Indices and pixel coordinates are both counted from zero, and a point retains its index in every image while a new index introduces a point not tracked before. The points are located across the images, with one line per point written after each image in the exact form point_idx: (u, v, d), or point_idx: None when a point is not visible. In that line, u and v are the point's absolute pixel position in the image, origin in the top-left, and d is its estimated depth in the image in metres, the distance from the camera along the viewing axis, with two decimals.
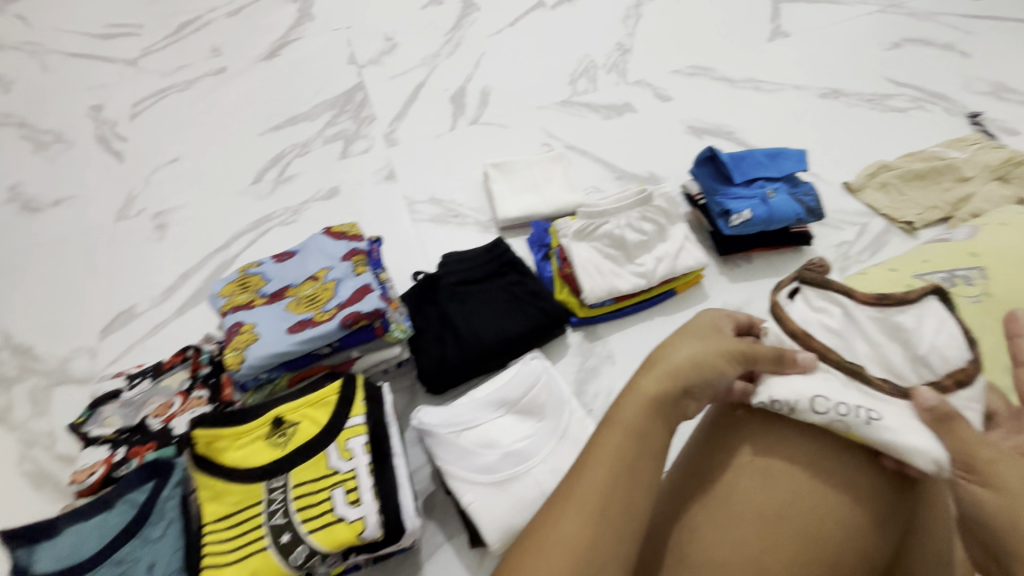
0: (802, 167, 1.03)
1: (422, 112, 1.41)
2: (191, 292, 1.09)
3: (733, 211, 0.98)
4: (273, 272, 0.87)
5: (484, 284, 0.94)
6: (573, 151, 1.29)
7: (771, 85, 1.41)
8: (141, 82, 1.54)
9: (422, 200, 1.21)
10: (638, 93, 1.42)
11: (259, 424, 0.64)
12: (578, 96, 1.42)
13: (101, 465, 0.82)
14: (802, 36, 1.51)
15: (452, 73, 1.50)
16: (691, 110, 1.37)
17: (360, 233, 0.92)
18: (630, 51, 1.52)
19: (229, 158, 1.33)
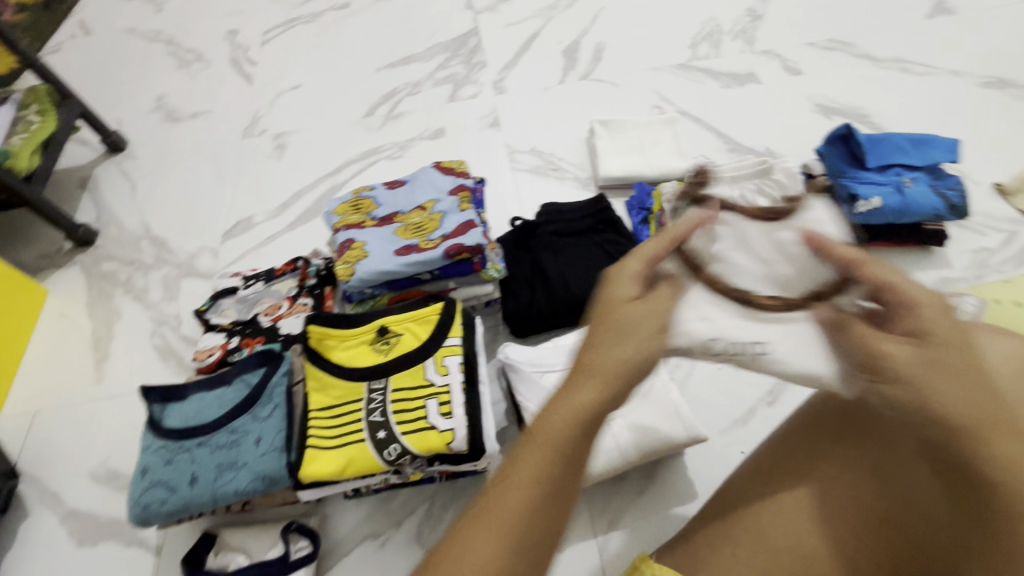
0: (951, 158, 0.92)
1: (533, 63, 1.39)
2: (301, 210, 1.16)
3: (860, 196, 0.90)
4: (384, 197, 0.91)
5: (580, 238, 0.94)
6: (686, 117, 1.23)
7: (922, 68, 1.26)
8: (272, 12, 1.62)
9: (524, 150, 1.21)
10: (765, 63, 1.32)
11: (366, 330, 0.68)
12: (697, 61, 1.35)
13: (219, 348, 0.92)
14: (970, 15, 1.32)
15: (568, 27, 1.46)
16: (823, 87, 1.25)
17: (467, 171, 0.94)
18: (762, 17, 1.40)
19: (345, 90, 1.39)
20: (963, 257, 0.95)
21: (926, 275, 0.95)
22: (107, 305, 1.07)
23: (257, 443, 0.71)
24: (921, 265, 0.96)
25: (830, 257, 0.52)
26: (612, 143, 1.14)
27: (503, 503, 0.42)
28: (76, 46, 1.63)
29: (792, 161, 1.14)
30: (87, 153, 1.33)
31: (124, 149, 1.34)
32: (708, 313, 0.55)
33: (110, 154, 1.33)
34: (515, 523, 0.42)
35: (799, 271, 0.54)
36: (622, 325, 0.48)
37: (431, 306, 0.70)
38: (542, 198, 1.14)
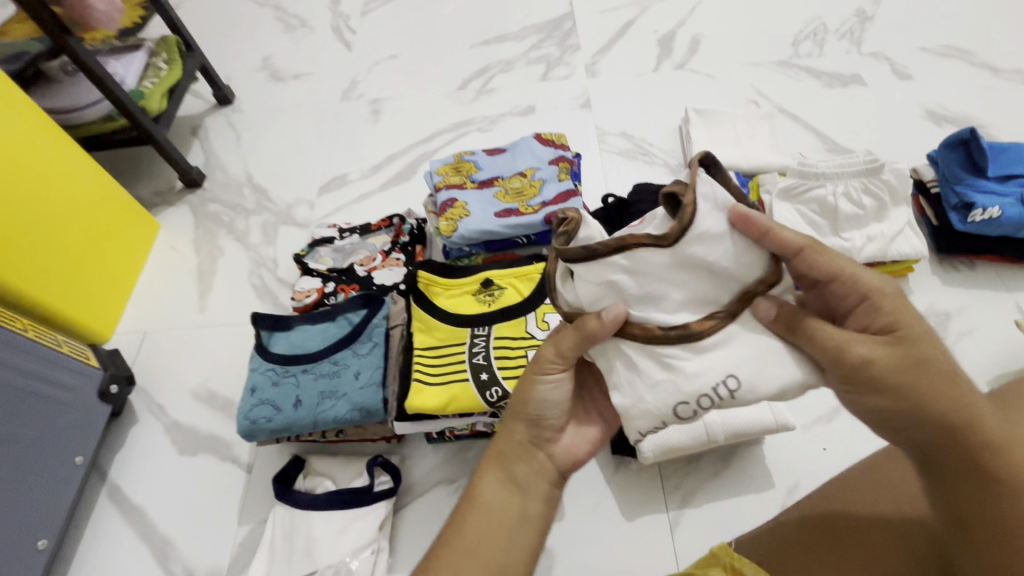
0: None
1: (627, 49, 1.39)
2: (393, 173, 1.21)
3: (976, 205, 0.86)
4: (484, 162, 0.94)
5: None
6: (783, 114, 1.20)
7: None
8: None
9: (614, 133, 1.22)
10: (872, 66, 1.27)
11: (470, 281, 0.71)
12: (799, 59, 1.31)
13: (315, 291, 0.97)
14: None
15: (665, 16, 1.45)
16: (935, 94, 1.20)
17: (566, 144, 0.96)
18: (872, 19, 1.35)
19: (440, 63, 1.44)
20: None
21: None
22: (212, 244, 1.15)
23: (356, 376, 0.75)
24: None
25: (764, 243, 0.46)
26: (707, 132, 1.13)
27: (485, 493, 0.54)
28: (192, 6, 1.74)
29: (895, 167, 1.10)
30: (199, 104, 1.43)
31: (232, 102, 1.42)
32: (654, 377, 0.48)
33: (219, 106, 1.42)
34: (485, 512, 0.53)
35: (717, 282, 0.47)
36: (544, 380, 0.54)
37: (533, 265, 0.72)
38: (629, 181, 1.14)
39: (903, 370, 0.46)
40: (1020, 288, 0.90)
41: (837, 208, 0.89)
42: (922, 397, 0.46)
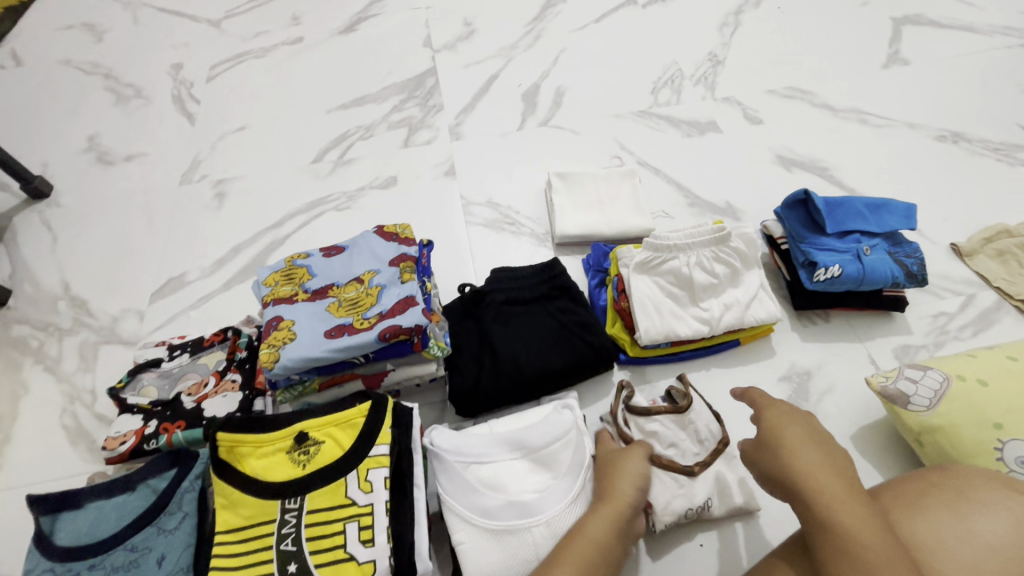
0: (908, 224, 0.90)
1: (491, 106, 1.34)
2: (240, 268, 1.09)
3: (820, 264, 0.87)
4: (320, 267, 0.84)
5: (531, 307, 0.89)
6: (645, 168, 1.20)
7: (879, 120, 1.26)
8: (220, 45, 1.55)
9: (479, 202, 1.16)
10: (725, 111, 1.30)
11: (283, 436, 0.62)
12: (658, 107, 1.32)
13: (133, 435, 0.82)
14: (923, 66, 1.34)
15: (528, 68, 1.42)
16: (783, 138, 1.24)
17: (412, 236, 0.88)
18: (722, 63, 1.39)
19: (293, 133, 1.33)
20: (920, 323, 0.93)
21: (887, 342, 0.92)
22: (14, 378, 0.97)
23: (159, 563, 0.63)
24: (881, 331, 0.93)
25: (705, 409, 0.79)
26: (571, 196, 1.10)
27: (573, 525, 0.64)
28: (4, 77, 1.52)
29: (751, 218, 1.12)
30: (6, 200, 1.23)
31: (48, 195, 1.24)
32: (674, 491, 0.73)
33: (31, 201, 1.23)
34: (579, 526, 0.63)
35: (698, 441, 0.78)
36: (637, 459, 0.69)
37: (354, 411, 0.63)
38: (496, 255, 1.09)
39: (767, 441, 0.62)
40: (870, 337, 0.93)
41: (692, 279, 0.87)
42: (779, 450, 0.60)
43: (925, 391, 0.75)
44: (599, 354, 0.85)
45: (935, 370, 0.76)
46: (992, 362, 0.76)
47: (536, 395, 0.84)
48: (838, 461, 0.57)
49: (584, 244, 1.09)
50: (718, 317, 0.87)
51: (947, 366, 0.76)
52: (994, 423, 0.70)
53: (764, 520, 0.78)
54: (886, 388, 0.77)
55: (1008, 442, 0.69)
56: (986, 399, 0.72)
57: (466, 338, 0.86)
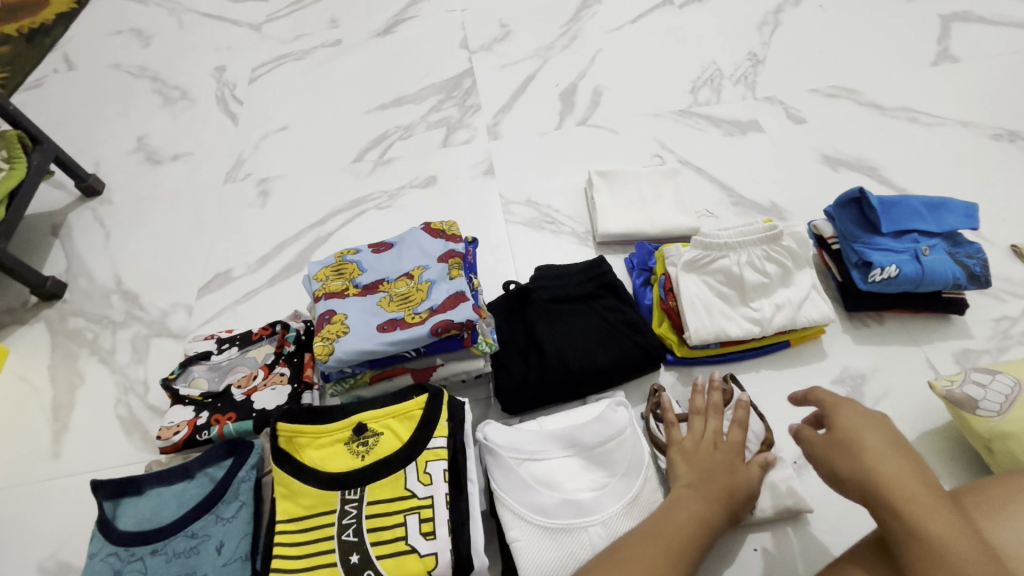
0: (969, 224, 0.87)
1: (528, 106, 1.35)
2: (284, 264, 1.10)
3: (876, 265, 0.85)
4: (369, 262, 0.85)
5: (577, 305, 0.88)
6: (687, 167, 1.19)
7: (929, 118, 1.22)
8: (261, 48, 1.58)
9: (519, 201, 1.16)
10: (767, 110, 1.28)
11: (342, 427, 0.62)
12: (698, 107, 1.30)
13: (185, 425, 0.84)
14: (975, 63, 1.30)
15: (565, 68, 1.42)
16: (828, 137, 1.22)
17: (458, 233, 0.88)
18: (762, 62, 1.37)
19: (334, 133, 1.34)
20: (981, 327, 0.90)
21: (947, 346, 0.89)
22: (70, 368, 1.00)
23: (218, 550, 0.64)
24: (940, 335, 0.90)
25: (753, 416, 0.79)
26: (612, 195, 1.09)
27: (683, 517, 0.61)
28: (57, 81, 1.58)
29: (797, 218, 1.10)
30: (61, 197, 1.27)
31: (100, 193, 1.27)
32: None
33: (85, 198, 1.27)
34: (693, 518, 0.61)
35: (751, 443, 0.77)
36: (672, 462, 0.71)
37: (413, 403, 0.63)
38: (536, 254, 1.09)
39: (838, 443, 0.60)
40: (928, 340, 0.90)
41: (742, 278, 0.86)
42: (855, 451, 0.58)
43: (991, 397, 0.72)
44: (647, 353, 0.84)
45: (1003, 373, 0.74)
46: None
47: (583, 393, 0.83)
48: (921, 466, 0.55)
49: (626, 243, 1.08)
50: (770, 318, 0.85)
51: (1014, 371, 0.74)
52: None
53: (820, 525, 0.76)
54: (947, 393, 0.75)
55: None
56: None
57: (513, 336, 0.87)
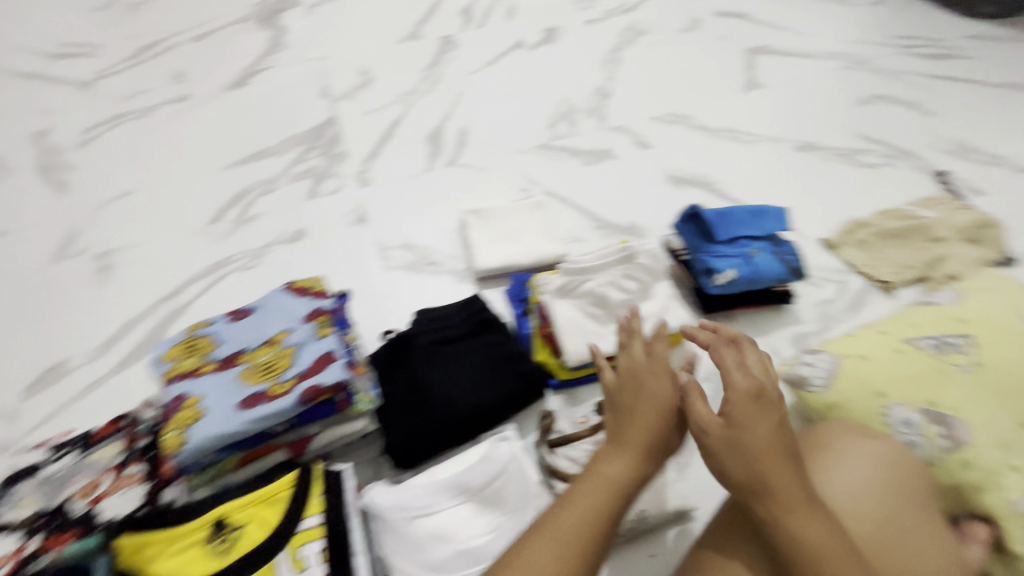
0: (784, 226, 1.01)
1: (397, 151, 1.35)
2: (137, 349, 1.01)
3: (716, 270, 0.96)
4: (227, 332, 0.79)
5: (459, 345, 0.88)
6: (553, 198, 1.27)
7: (747, 137, 1.41)
8: (93, 107, 1.43)
9: (395, 246, 1.15)
10: (618, 139, 1.40)
11: (197, 527, 0.60)
12: (558, 139, 1.40)
13: (12, 557, 0.71)
14: (774, 89, 1.53)
15: (430, 111, 1.46)
16: (671, 159, 1.36)
17: (326, 288, 0.85)
18: (610, 95, 1.51)
19: (185, 194, 1.25)
20: (808, 312, 1.04)
21: (785, 333, 1.02)
22: None
23: None
24: (778, 324, 1.03)
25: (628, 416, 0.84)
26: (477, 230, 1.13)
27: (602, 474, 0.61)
28: None
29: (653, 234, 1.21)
30: None
31: None
32: None
33: None
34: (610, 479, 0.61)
35: None
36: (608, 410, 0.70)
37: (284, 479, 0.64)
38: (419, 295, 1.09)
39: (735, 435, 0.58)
40: (769, 330, 1.02)
41: (607, 298, 0.92)
42: (747, 444, 0.57)
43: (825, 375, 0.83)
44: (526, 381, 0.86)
45: (824, 352, 0.85)
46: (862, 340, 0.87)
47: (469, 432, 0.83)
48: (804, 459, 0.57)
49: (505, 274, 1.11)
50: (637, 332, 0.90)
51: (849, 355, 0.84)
52: (879, 392, 0.79)
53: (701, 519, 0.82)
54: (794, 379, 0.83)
55: (891, 407, 0.78)
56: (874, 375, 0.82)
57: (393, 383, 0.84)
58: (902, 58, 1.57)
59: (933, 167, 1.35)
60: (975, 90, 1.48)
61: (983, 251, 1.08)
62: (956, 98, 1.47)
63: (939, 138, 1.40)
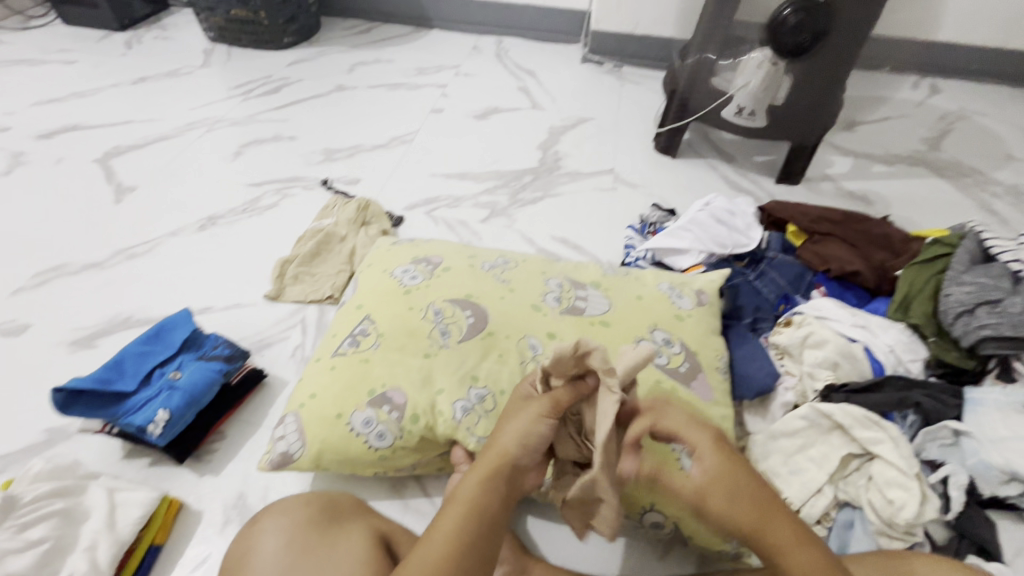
0: (189, 328, 0.86)
1: (96, 134, 1.48)
2: (83, 558, 0.63)
3: (140, 425, 0.73)
4: (27, 451, 0.80)
5: (208, 443, 0.81)
6: (224, 223, 1.22)
7: (348, 155, 1.44)
8: (46, 120, 1.52)
9: (221, 308, 1.03)
10: (249, 149, 1.45)
11: None
12: (189, 142, 1.48)
13: None
14: (352, 124, 1.57)
15: (88, 113, 1.56)
16: (272, 171, 1.37)
17: (97, 425, 0.77)
18: (153, 98, 1.65)
19: (111, 216, 1.23)
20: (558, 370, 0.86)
21: None
22: None
23: None
24: None
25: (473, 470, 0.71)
26: (138, 439, 0.76)
27: (459, 493, 0.54)
28: None
29: (326, 264, 1.10)
30: None
31: None
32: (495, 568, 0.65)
33: None
34: (462, 523, 0.51)
35: None
36: (568, 336, 0.78)
37: (177, 474, 0.77)
38: (259, 299, 1.04)
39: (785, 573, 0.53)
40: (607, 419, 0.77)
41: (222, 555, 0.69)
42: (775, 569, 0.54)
43: (490, 265, 0.88)
44: (408, 330, 0.77)
45: (489, 385, 0.73)
46: (501, 257, 0.91)
47: (406, 380, 0.72)
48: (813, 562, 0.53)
49: (213, 437, 0.82)
50: (439, 263, 0.88)
51: (491, 255, 0.92)
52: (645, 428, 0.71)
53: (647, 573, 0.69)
54: (482, 269, 0.87)
55: None
56: (566, 276, 0.87)
57: (306, 410, 0.73)
58: (520, 94, 1.75)
59: (521, 185, 1.36)
60: (581, 121, 1.63)
61: (583, 256, 1.17)
62: (555, 93, 1.76)
63: (559, 169, 1.43)
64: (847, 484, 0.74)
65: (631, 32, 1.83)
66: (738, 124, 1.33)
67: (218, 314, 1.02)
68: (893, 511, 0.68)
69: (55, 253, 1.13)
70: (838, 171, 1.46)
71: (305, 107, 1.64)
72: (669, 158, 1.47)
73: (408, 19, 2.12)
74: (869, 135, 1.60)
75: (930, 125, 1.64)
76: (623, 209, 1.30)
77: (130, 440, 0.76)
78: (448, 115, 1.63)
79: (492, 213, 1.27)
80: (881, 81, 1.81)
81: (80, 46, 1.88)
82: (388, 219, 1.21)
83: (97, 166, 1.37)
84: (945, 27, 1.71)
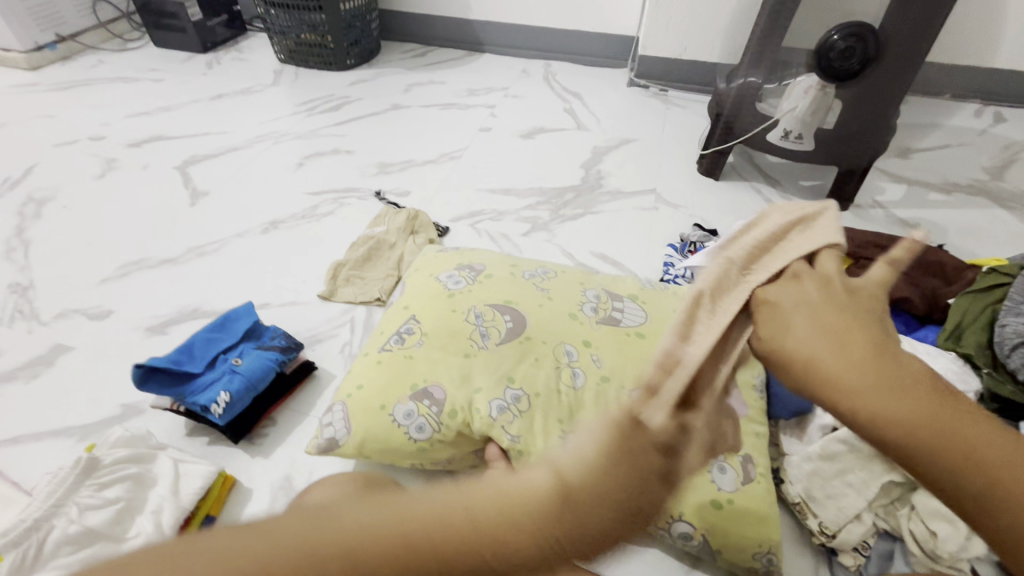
0: (251, 320, 0.94)
1: (178, 144, 1.63)
2: (150, 519, 0.69)
3: (204, 405, 0.80)
4: (106, 422, 0.88)
5: (262, 426, 0.87)
6: (286, 227, 1.31)
7: (400, 168, 1.52)
8: (137, 131, 1.69)
9: (279, 305, 1.11)
10: (310, 161, 1.56)
11: None
12: (259, 153, 1.60)
13: None
14: (405, 140, 1.66)
15: (172, 125, 1.72)
16: (331, 182, 1.47)
17: (166, 403, 0.84)
18: (229, 113, 1.80)
19: (188, 217, 1.35)
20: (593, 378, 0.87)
21: None
22: None
23: None
24: None
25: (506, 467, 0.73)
26: (201, 418, 0.83)
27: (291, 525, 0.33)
28: None
29: (376, 269, 1.16)
30: None
31: None
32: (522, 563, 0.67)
33: None
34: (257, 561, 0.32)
35: None
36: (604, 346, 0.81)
37: (234, 451, 0.84)
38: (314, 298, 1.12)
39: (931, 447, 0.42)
40: None
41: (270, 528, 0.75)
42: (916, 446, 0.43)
43: (530, 274, 0.92)
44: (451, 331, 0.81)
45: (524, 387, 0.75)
46: (541, 267, 0.95)
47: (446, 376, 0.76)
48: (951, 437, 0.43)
49: (265, 421, 0.88)
50: (481, 270, 0.92)
51: (533, 264, 0.95)
52: None
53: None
54: (523, 277, 0.91)
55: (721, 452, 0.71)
56: (605, 288, 0.90)
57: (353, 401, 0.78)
58: (565, 115, 1.81)
59: (563, 202, 1.40)
60: (624, 142, 1.66)
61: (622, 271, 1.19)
62: (599, 116, 1.80)
63: (601, 188, 1.46)
64: (888, 514, 0.72)
65: (678, 57, 1.86)
66: (785, 148, 1.33)
67: (275, 309, 1.10)
68: (935, 542, 0.65)
69: (139, 248, 1.25)
70: (890, 198, 1.42)
71: (363, 124, 1.75)
72: (711, 180, 1.47)
73: (461, 44, 2.23)
74: (925, 163, 1.56)
75: (993, 154, 1.58)
76: (664, 228, 1.32)
77: (194, 419, 0.84)
78: (496, 134, 1.70)
79: (534, 227, 1.31)
80: (939, 109, 1.76)
81: (169, 66, 2.08)
82: (435, 230, 1.27)
83: (177, 172, 1.51)
84: (1009, 54, 1.66)
